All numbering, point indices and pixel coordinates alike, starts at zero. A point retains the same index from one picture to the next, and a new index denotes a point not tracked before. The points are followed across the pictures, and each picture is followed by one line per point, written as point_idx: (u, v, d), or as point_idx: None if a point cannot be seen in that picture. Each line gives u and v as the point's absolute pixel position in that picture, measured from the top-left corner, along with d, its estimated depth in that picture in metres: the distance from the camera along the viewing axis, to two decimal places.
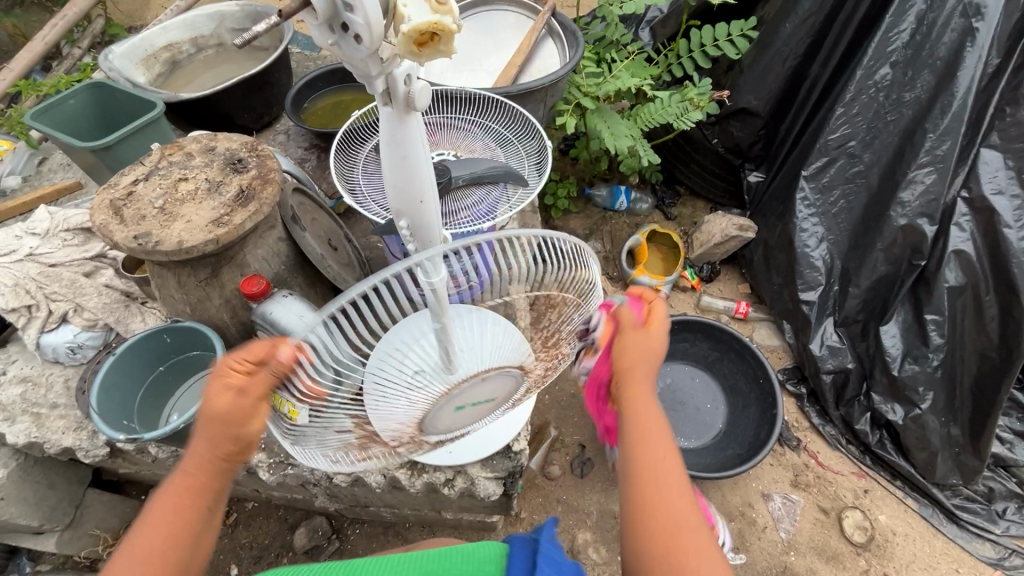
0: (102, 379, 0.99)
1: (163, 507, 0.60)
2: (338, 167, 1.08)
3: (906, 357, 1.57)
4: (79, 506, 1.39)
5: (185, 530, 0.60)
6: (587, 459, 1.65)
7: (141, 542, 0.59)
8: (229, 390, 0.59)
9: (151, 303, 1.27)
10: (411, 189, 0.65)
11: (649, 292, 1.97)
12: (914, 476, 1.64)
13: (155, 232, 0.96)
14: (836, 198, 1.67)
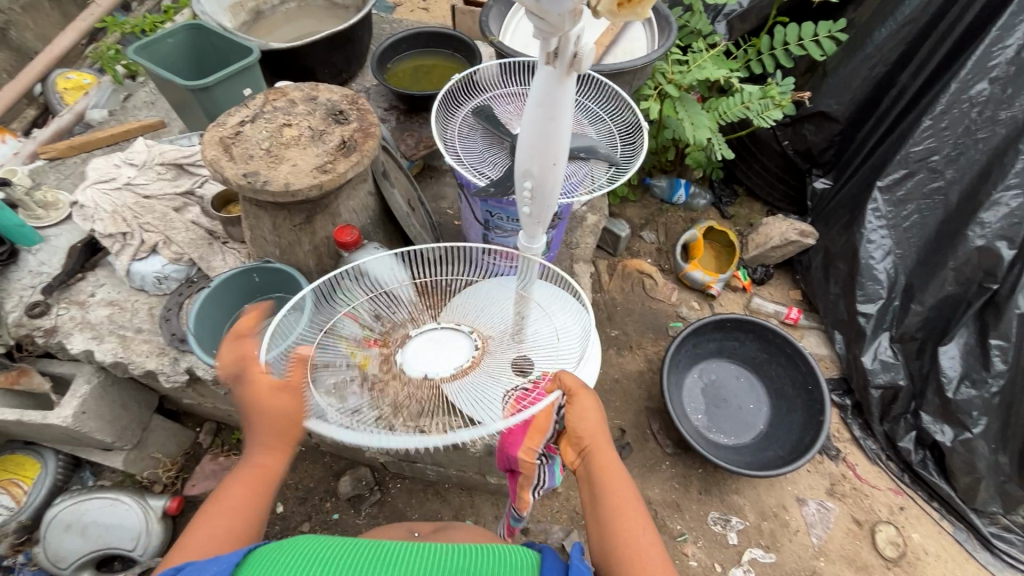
0: (199, 307, 1.03)
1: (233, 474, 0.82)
2: (437, 127, 1.10)
3: (964, 379, 1.55)
4: (145, 429, 1.46)
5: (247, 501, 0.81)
6: (626, 444, 1.67)
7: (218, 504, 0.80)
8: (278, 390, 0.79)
9: (233, 244, 1.32)
10: (548, 151, 0.67)
11: (701, 288, 1.96)
12: (953, 498, 1.63)
13: (263, 172, 0.99)
14: (910, 212, 1.65)
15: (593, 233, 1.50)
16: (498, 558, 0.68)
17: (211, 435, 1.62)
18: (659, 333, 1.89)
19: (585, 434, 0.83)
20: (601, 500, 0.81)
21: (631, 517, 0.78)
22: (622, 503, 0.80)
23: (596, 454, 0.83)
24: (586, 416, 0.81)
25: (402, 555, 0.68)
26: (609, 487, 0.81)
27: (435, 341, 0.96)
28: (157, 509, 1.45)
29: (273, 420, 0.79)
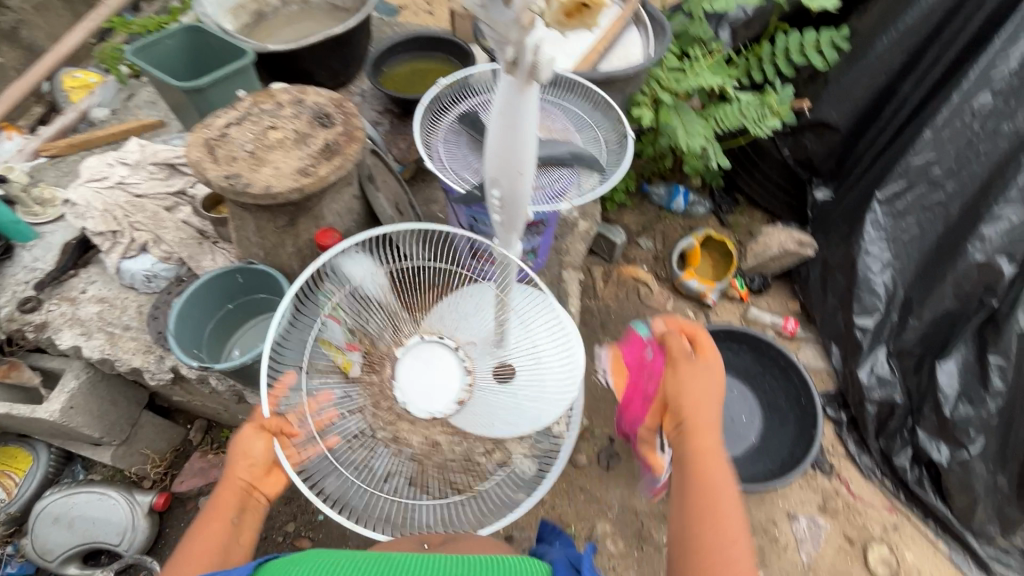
0: (180, 307, 1.04)
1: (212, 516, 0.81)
2: (421, 131, 1.11)
3: (961, 397, 1.51)
4: (134, 425, 1.48)
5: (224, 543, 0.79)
6: (614, 453, 1.65)
7: (190, 549, 0.78)
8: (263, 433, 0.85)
9: (223, 244, 1.33)
10: (512, 160, 0.66)
11: (696, 296, 1.94)
12: (949, 518, 1.59)
13: (245, 174, 1.00)
14: (909, 224, 1.62)
15: (583, 240, 1.49)
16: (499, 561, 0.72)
17: (201, 432, 1.64)
18: None
19: (687, 409, 0.83)
20: (700, 482, 0.78)
21: (718, 523, 0.75)
22: (714, 500, 0.77)
23: (699, 441, 0.81)
24: (699, 389, 0.83)
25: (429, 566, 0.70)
26: (710, 474, 0.79)
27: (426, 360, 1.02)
28: (144, 504, 1.46)
29: (257, 458, 0.84)
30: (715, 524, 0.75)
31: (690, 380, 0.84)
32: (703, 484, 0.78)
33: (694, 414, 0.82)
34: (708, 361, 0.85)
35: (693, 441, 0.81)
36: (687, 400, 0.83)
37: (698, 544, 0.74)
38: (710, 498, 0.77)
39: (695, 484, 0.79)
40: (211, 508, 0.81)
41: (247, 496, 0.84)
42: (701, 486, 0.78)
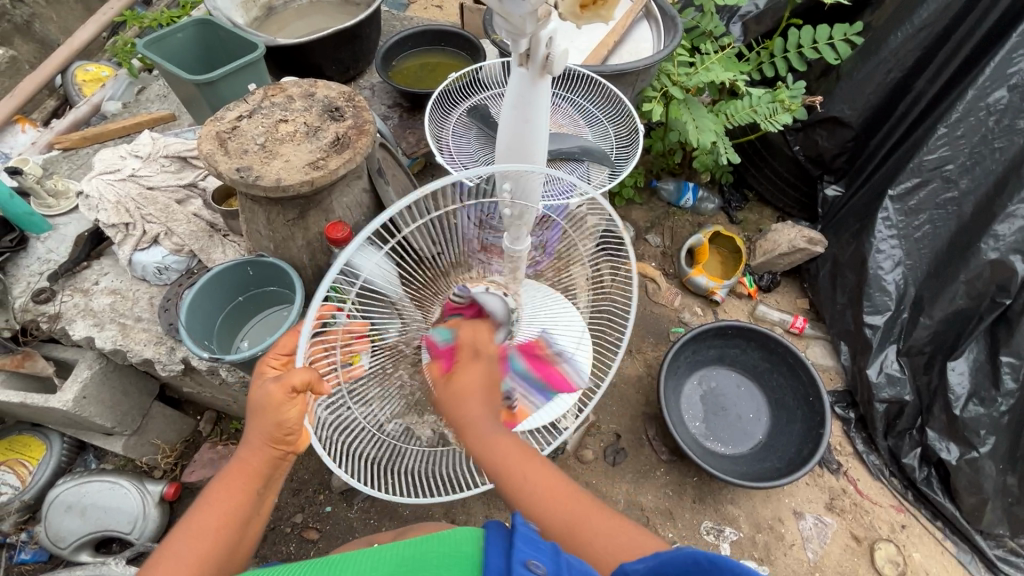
0: (191, 298, 1.05)
1: (230, 479, 0.74)
2: (431, 125, 1.10)
3: (972, 397, 1.50)
4: (145, 416, 1.50)
5: (243, 508, 0.73)
6: (620, 449, 1.66)
7: (206, 513, 0.72)
8: (293, 395, 0.69)
9: (233, 237, 1.34)
10: (524, 154, 0.67)
11: (704, 293, 1.93)
12: (957, 518, 1.58)
13: (256, 167, 1.00)
14: (921, 222, 1.60)
15: None
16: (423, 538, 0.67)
17: (210, 423, 1.66)
18: (659, 338, 1.87)
19: (468, 416, 0.70)
20: (519, 485, 0.72)
21: (572, 500, 0.74)
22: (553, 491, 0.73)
23: (502, 449, 0.72)
24: (480, 413, 0.70)
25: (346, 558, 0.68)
26: (521, 475, 0.72)
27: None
28: (154, 494, 1.48)
29: (281, 421, 0.70)
30: (559, 505, 0.73)
31: (461, 385, 0.71)
32: (523, 482, 0.72)
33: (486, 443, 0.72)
34: (481, 350, 0.73)
35: (496, 462, 0.72)
36: (469, 412, 0.70)
37: (563, 533, 0.72)
38: (554, 494, 0.73)
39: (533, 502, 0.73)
40: (229, 472, 0.74)
41: (280, 461, 0.75)
42: (519, 484, 0.72)
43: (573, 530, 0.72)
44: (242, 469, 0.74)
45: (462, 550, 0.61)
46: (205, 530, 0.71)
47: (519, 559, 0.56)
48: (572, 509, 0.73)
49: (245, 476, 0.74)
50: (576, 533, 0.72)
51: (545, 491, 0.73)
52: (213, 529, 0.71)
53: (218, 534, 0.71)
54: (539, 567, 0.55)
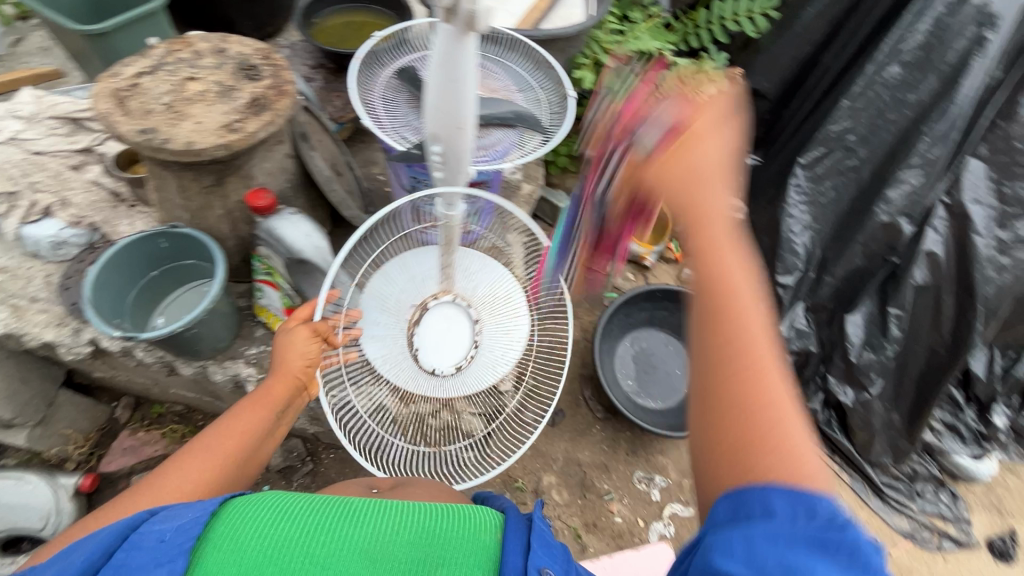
0: (97, 273, 0.97)
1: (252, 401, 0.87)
2: (357, 87, 1.05)
3: (865, 345, 1.68)
4: (51, 404, 1.38)
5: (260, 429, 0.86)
6: (559, 410, 1.73)
7: (232, 424, 0.84)
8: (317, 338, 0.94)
9: (141, 207, 1.24)
10: (453, 114, 0.66)
11: (636, 259, 2.02)
12: (851, 452, 1.81)
13: (163, 129, 0.92)
14: (826, 188, 1.72)
15: (527, 203, 1.53)
16: (459, 513, 0.70)
17: (129, 409, 1.56)
18: (594, 303, 1.94)
19: (688, 188, 0.64)
20: (722, 297, 0.64)
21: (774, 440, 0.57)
22: (736, 418, 0.59)
23: (694, 203, 0.64)
24: (717, 184, 0.64)
25: (367, 511, 0.69)
26: (713, 270, 0.64)
27: (447, 318, 1.12)
28: (68, 486, 1.38)
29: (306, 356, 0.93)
30: (756, 395, 0.59)
31: (708, 150, 0.65)
32: (734, 313, 0.63)
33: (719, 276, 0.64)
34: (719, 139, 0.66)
35: (686, 230, 0.66)
36: (671, 192, 0.65)
37: (745, 442, 0.58)
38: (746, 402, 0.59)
39: (703, 370, 0.64)
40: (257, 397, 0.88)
41: (296, 393, 0.93)
42: (724, 304, 0.63)
43: (750, 438, 0.58)
44: (265, 398, 0.88)
45: (484, 538, 0.67)
46: (227, 439, 0.83)
47: (537, 566, 0.62)
48: (758, 407, 0.58)
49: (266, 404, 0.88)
50: (758, 456, 0.57)
51: (755, 350, 0.61)
52: (234, 438, 0.83)
53: (237, 444, 0.83)
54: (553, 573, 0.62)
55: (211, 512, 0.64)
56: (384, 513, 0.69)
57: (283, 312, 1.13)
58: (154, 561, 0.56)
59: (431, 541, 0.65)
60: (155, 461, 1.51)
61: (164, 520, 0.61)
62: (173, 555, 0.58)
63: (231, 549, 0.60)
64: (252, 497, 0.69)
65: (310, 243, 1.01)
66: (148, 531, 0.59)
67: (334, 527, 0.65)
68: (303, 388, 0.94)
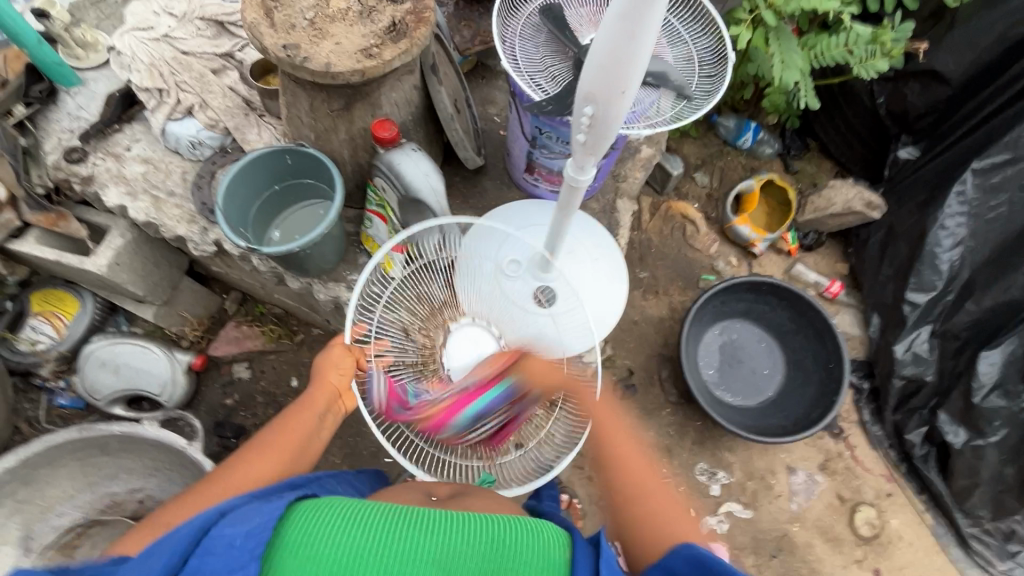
0: (229, 182, 1.01)
1: (296, 409, 0.94)
2: (498, 22, 0.98)
3: (996, 388, 1.49)
4: (175, 288, 1.53)
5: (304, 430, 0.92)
6: (631, 384, 1.70)
7: (273, 430, 0.91)
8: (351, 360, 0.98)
9: (269, 118, 1.28)
10: (618, 72, 0.59)
11: (743, 243, 1.87)
12: (943, 496, 1.65)
13: (304, 47, 0.91)
14: (999, 203, 1.47)
15: (644, 168, 1.43)
16: (520, 527, 0.69)
17: (236, 303, 1.70)
18: (689, 283, 1.83)
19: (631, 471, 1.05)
20: (609, 460, 1.08)
21: (647, 508, 1.01)
22: (648, 484, 1.05)
23: (631, 473, 1.05)
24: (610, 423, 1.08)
25: (439, 519, 0.67)
26: (618, 459, 1.07)
27: (472, 339, 1.10)
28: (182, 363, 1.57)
29: (340, 370, 0.97)
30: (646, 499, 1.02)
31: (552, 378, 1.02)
32: (622, 472, 1.06)
33: (636, 483, 1.04)
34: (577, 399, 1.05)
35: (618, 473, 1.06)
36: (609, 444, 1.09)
37: (634, 508, 1.00)
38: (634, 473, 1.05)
39: (611, 452, 1.09)
40: (297, 406, 0.94)
41: (337, 400, 0.97)
42: (614, 467, 1.07)
43: (653, 523, 0.97)
44: (302, 404, 0.94)
45: (550, 555, 0.66)
46: (270, 441, 0.89)
47: None
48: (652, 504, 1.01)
49: (307, 408, 0.94)
50: (653, 519, 0.98)
51: (639, 474, 1.06)
52: (278, 439, 0.89)
53: (282, 445, 0.88)
54: None
55: (277, 517, 0.64)
56: (459, 524, 0.67)
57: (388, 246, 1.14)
58: (224, 546, 0.59)
59: (505, 553, 0.65)
60: (253, 353, 1.66)
61: (233, 524, 0.61)
62: (246, 560, 0.59)
63: (306, 556, 0.61)
64: (319, 500, 0.70)
65: (427, 184, 0.99)
66: (220, 534, 0.60)
67: (401, 533, 0.64)
68: (337, 399, 0.97)
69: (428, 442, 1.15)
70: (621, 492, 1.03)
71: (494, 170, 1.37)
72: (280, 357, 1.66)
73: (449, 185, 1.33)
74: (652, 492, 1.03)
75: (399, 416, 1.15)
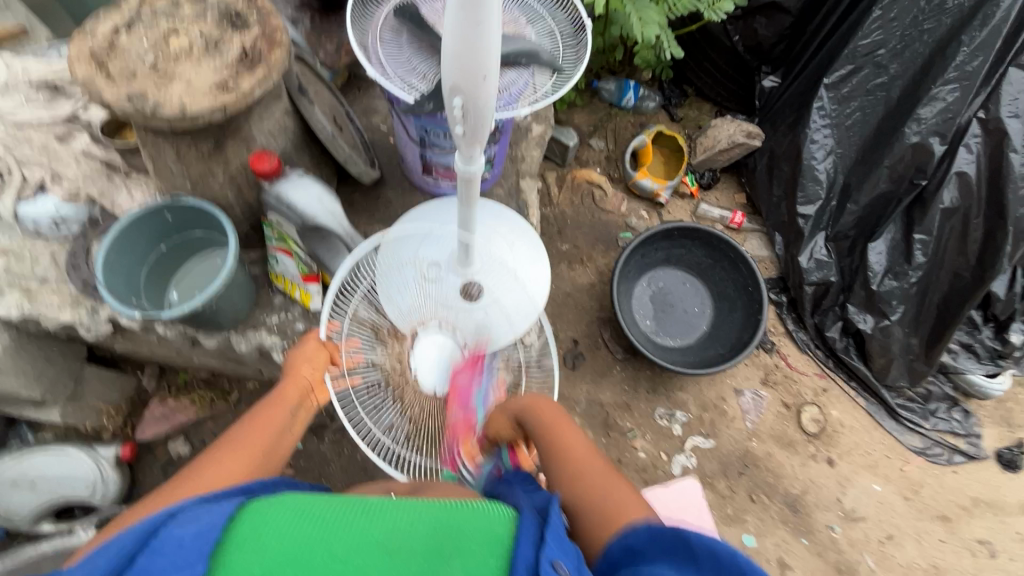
0: (105, 253, 0.92)
1: (268, 410, 1.01)
2: (353, 30, 0.96)
3: (887, 273, 1.66)
4: (79, 380, 1.39)
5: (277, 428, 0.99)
6: (579, 354, 1.74)
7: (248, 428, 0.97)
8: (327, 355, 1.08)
9: (138, 176, 1.19)
10: (473, 61, 0.59)
11: (650, 196, 1.96)
12: (869, 377, 1.82)
13: (152, 93, 0.85)
14: (853, 109, 1.64)
15: (539, 145, 1.46)
16: (468, 509, 0.72)
17: (155, 378, 1.58)
18: (609, 244, 1.90)
19: (577, 456, 0.95)
20: (571, 464, 0.94)
21: (600, 490, 0.88)
22: (588, 482, 0.90)
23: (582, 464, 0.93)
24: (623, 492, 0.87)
25: (382, 511, 0.70)
26: (570, 440, 0.97)
27: (436, 345, 1.15)
28: (110, 458, 1.44)
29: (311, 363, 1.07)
30: (574, 459, 0.94)
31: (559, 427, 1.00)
32: (568, 454, 0.95)
33: (589, 470, 0.92)
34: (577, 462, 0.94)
35: (574, 472, 0.92)
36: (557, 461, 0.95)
37: (575, 484, 0.90)
38: (577, 461, 0.94)
39: (560, 440, 0.97)
40: (273, 399, 1.03)
41: (307, 395, 1.07)
42: (566, 457, 0.95)
43: (586, 485, 0.89)
44: (277, 398, 1.03)
45: (495, 530, 0.68)
46: (249, 438, 0.94)
47: (548, 560, 0.62)
48: (598, 487, 0.89)
49: (278, 405, 1.02)
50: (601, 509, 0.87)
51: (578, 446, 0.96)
52: (256, 434, 0.95)
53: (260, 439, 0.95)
54: (566, 567, 0.62)
55: (229, 516, 0.66)
56: (394, 517, 0.69)
57: (301, 279, 1.10)
58: (175, 546, 0.61)
59: (446, 534, 0.67)
60: (187, 426, 1.56)
61: (184, 524, 0.63)
62: (193, 559, 0.60)
63: (252, 550, 0.63)
64: (269, 500, 0.71)
65: (322, 207, 0.95)
66: (170, 536, 0.62)
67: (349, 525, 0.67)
68: (310, 392, 1.07)
69: (397, 436, 1.16)
70: (563, 470, 0.93)
71: (393, 179, 1.34)
72: (219, 421, 1.56)
73: (350, 203, 1.30)
74: (593, 458, 0.95)
75: (375, 412, 1.15)
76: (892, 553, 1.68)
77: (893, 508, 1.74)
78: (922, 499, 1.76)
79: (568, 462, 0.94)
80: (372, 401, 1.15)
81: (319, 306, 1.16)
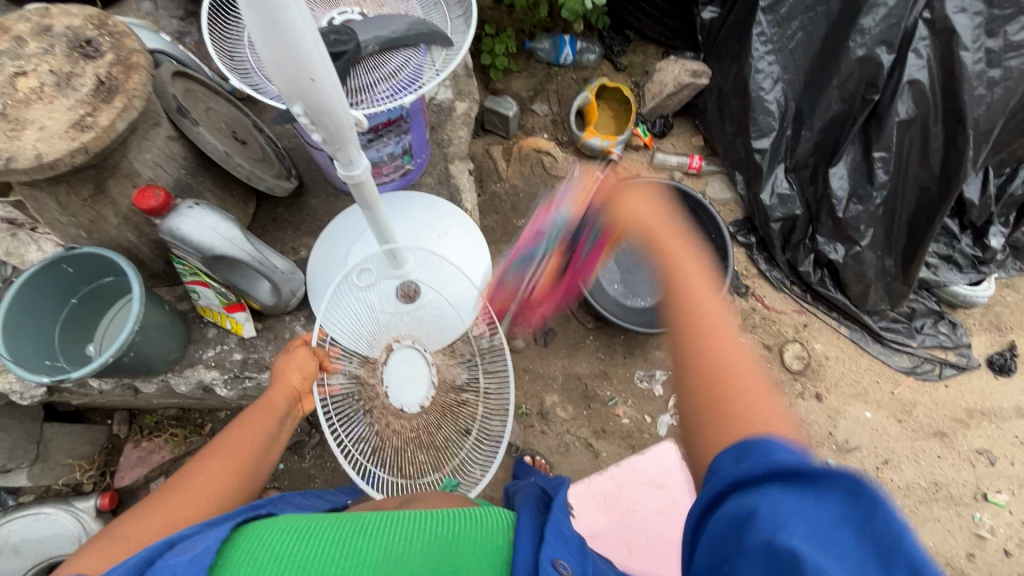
0: (4, 322, 0.88)
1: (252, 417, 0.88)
2: (213, 39, 0.86)
3: (852, 198, 1.58)
4: (40, 442, 1.43)
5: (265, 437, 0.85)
6: (549, 330, 1.70)
7: (235, 433, 0.84)
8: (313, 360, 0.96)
9: (42, 229, 1.13)
10: (291, 59, 0.53)
11: (601, 154, 1.88)
12: (848, 306, 1.78)
13: (3, 145, 0.78)
14: (795, 30, 1.52)
15: (465, 124, 1.39)
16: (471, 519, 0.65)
17: (125, 424, 1.55)
18: None
19: (720, 359, 0.82)
20: (690, 324, 0.86)
21: (749, 387, 0.78)
22: (713, 400, 0.77)
23: (729, 361, 0.82)
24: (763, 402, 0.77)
25: (381, 526, 0.64)
26: (709, 346, 0.84)
27: (407, 361, 1.08)
28: (89, 509, 1.40)
29: (299, 368, 0.94)
30: (718, 350, 0.83)
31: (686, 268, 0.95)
32: (694, 331, 0.85)
33: (734, 374, 0.80)
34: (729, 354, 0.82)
35: (722, 376, 0.80)
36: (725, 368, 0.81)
37: (702, 375, 0.81)
38: (716, 349, 0.83)
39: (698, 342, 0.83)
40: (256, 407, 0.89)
41: (294, 403, 0.93)
42: (691, 325, 0.86)
43: (722, 385, 0.79)
44: (263, 405, 0.89)
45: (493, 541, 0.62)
46: (236, 445, 0.82)
47: (548, 559, 0.57)
48: (743, 382, 0.79)
49: (263, 413, 0.88)
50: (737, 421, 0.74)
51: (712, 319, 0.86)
52: (245, 441, 0.83)
53: (250, 444, 0.83)
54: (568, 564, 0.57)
55: (222, 539, 0.59)
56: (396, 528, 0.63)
57: (226, 309, 1.07)
58: (168, 575, 0.52)
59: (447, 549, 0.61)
60: (165, 466, 1.51)
61: (178, 552, 0.56)
62: None
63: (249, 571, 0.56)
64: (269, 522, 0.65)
65: (219, 236, 0.90)
66: (165, 566, 0.54)
67: (349, 541, 0.61)
68: (298, 400, 0.94)
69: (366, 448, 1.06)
70: (692, 377, 0.82)
71: (315, 187, 1.28)
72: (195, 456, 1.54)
73: (274, 219, 1.24)
74: (740, 351, 0.84)
75: (344, 425, 1.06)
76: (890, 477, 1.67)
77: (887, 432, 1.72)
78: (916, 419, 1.74)
79: (704, 365, 0.82)
80: (345, 411, 1.06)
81: (252, 333, 1.13)
